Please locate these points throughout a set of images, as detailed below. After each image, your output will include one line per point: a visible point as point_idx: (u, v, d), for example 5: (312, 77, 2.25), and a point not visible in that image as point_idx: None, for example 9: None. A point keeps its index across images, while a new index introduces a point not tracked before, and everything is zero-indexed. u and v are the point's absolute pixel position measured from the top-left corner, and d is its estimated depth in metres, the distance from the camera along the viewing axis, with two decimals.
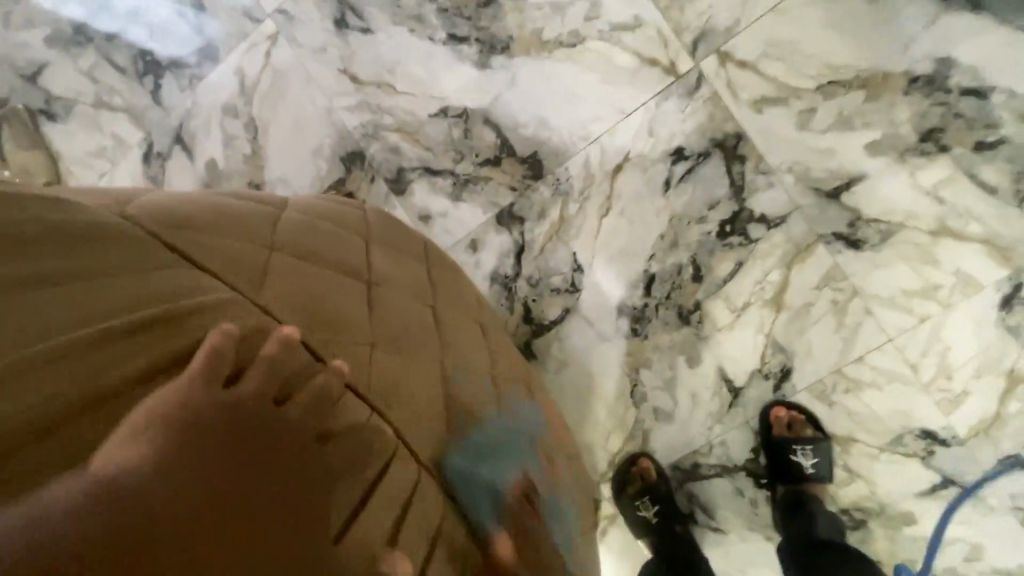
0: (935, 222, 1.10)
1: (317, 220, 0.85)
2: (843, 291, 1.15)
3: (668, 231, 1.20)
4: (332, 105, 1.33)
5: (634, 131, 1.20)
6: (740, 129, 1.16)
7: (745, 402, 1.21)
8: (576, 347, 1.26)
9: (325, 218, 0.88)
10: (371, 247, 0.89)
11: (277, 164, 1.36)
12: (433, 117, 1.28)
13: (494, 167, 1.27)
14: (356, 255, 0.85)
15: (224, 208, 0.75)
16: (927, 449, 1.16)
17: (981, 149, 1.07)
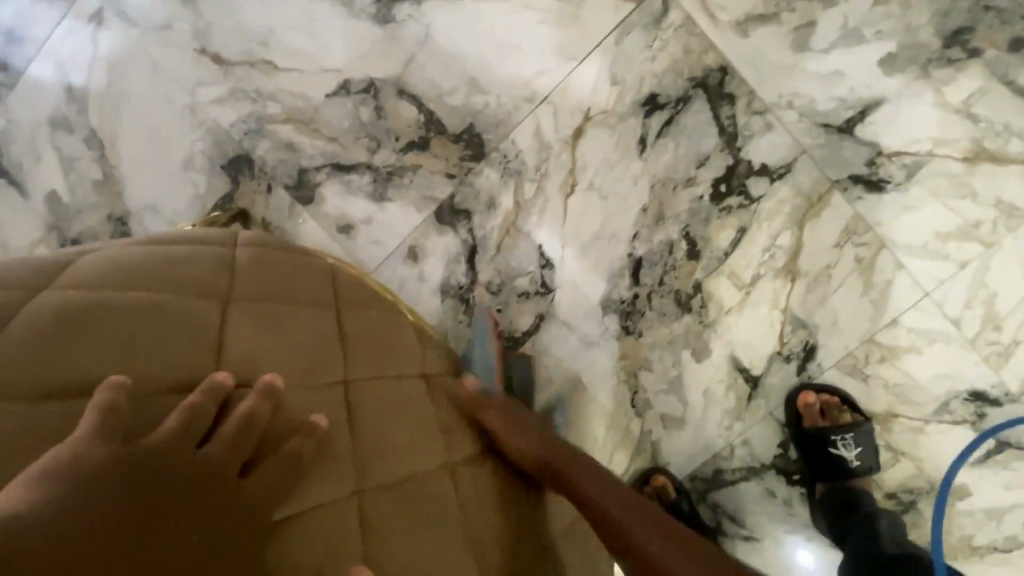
0: (968, 146, 0.90)
1: (112, 311, 0.53)
2: (869, 245, 0.94)
3: (649, 201, 0.96)
4: (196, 98, 1.01)
5: (592, 81, 0.94)
6: (723, 62, 0.92)
7: (767, 391, 1.01)
8: (559, 359, 1.03)
9: (134, 294, 0.55)
10: (285, 279, 0.65)
11: (140, 186, 1.03)
12: (332, 97, 0.98)
13: (422, 151, 0.99)
14: (184, 348, 0.54)
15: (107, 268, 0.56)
16: (977, 412, 0.98)
17: (1018, 48, 0.87)
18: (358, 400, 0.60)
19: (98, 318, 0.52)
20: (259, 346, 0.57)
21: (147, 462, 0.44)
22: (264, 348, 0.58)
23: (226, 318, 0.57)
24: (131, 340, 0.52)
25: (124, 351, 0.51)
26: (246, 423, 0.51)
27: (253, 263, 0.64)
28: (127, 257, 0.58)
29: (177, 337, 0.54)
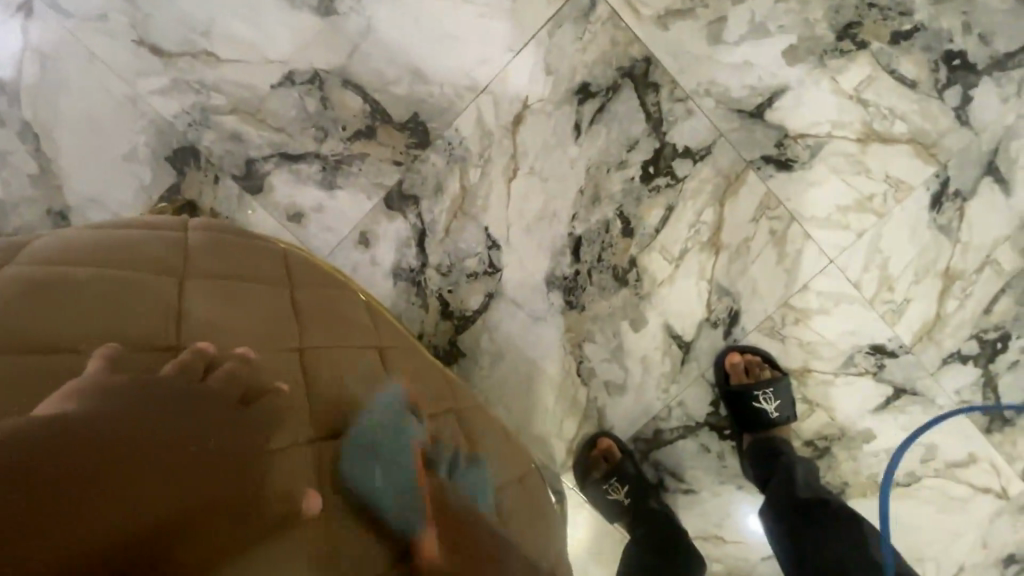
0: (861, 128, 1.02)
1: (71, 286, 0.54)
2: (781, 218, 1.05)
3: (586, 183, 1.04)
4: (137, 90, 1.01)
5: (528, 71, 1.00)
6: (648, 53, 1.00)
7: (697, 354, 1.11)
8: (508, 335, 1.09)
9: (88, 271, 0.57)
10: (240, 264, 0.68)
11: (80, 179, 1.02)
12: (277, 87, 1.00)
13: (368, 139, 1.02)
14: (138, 315, 0.55)
15: (78, 250, 0.59)
16: (877, 363, 1.11)
17: (898, 40, 0.99)
18: (316, 364, 0.62)
19: (56, 291, 0.53)
20: (217, 316, 0.59)
21: (133, 398, 0.46)
22: (229, 317, 0.60)
23: (181, 294, 0.59)
24: (87, 309, 0.53)
25: (102, 319, 0.53)
26: (231, 377, 0.53)
27: (208, 250, 0.66)
28: (93, 239, 0.61)
29: (132, 306, 0.55)
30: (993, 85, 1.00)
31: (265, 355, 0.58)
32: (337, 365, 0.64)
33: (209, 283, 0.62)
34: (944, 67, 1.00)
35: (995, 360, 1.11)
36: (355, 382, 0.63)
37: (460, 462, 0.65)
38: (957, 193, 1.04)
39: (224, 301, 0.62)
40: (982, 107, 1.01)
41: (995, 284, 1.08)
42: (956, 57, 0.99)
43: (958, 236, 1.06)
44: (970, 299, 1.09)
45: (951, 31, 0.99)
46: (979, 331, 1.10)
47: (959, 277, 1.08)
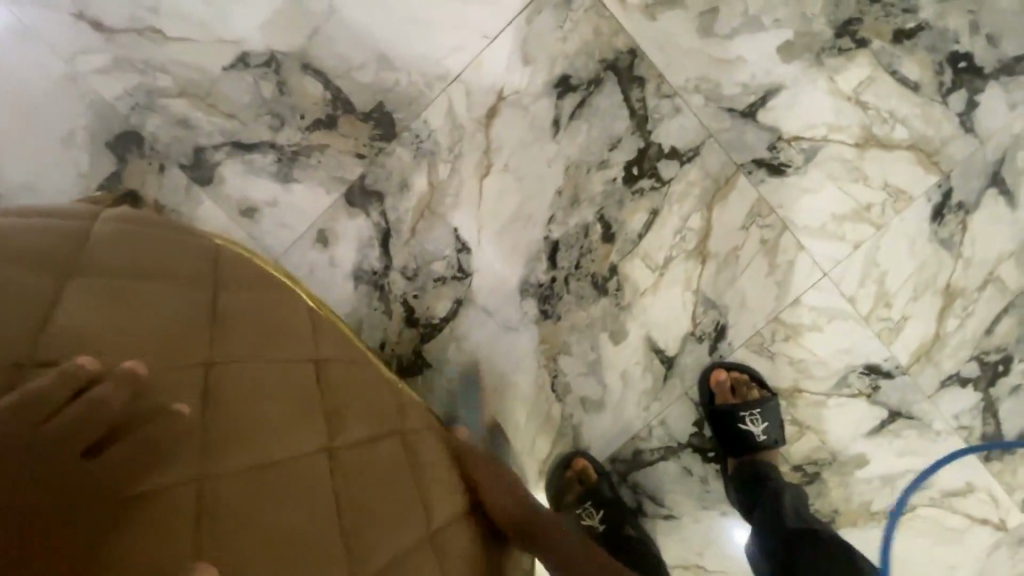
0: (860, 132, 0.95)
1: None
2: (773, 226, 0.98)
3: (565, 183, 0.96)
4: (76, 68, 0.92)
5: (504, 60, 0.93)
6: (633, 45, 0.93)
7: (681, 371, 1.04)
8: (477, 346, 1.01)
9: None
10: (150, 260, 0.59)
11: (9, 164, 0.93)
12: (230, 70, 0.92)
13: (329, 130, 0.94)
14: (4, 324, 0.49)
15: None
16: (872, 385, 1.04)
17: (900, 39, 0.92)
18: (226, 385, 0.55)
19: None
20: (107, 328, 0.53)
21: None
22: (122, 328, 0.53)
23: (63, 300, 0.52)
24: None
25: None
26: (95, 406, 0.47)
27: (109, 243, 0.58)
28: None
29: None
30: (999, 90, 0.94)
31: (162, 376, 0.53)
32: (256, 384, 0.57)
33: (105, 284, 0.55)
34: (949, 69, 0.93)
35: (996, 384, 1.04)
36: (275, 404, 0.57)
37: (388, 500, 0.58)
38: (960, 204, 0.98)
39: (121, 307, 0.54)
40: (989, 113, 0.94)
41: (997, 303, 1.01)
42: (962, 59, 0.93)
43: (959, 251, 0.99)
44: (971, 318, 1.02)
45: (957, 31, 0.92)
46: (980, 353, 1.03)
47: (959, 294, 1.01)
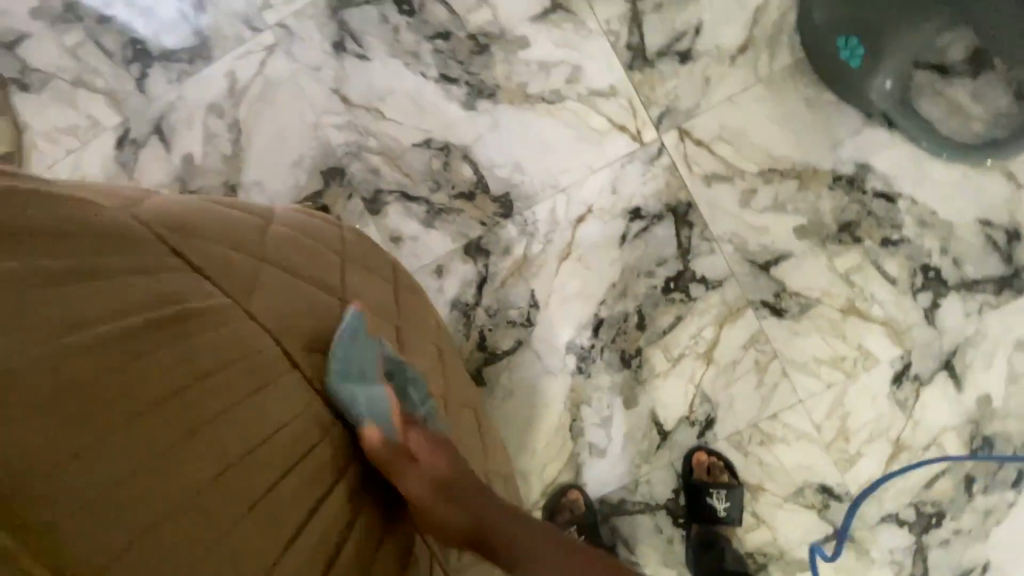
0: (845, 302, 1.27)
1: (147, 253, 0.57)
2: (766, 352, 1.29)
3: (619, 279, 1.31)
4: (319, 120, 1.38)
5: (599, 187, 1.32)
6: (691, 199, 1.30)
7: (672, 444, 1.31)
8: (524, 379, 1.33)
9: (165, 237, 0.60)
10: (366, 256, 0.93)
11: (256, 168, 1.38)
12: (416, 146, 1.35)
13: (467, 201, 1.35)
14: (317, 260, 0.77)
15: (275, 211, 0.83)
16: (823, 502, 1.28)
17: (886, 245, 1.26)
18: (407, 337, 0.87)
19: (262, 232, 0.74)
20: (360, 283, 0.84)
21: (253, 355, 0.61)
22: (368, 284, 0.86)
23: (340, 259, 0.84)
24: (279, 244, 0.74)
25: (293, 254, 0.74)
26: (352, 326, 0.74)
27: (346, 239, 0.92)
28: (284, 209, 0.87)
29: (315, 251, 0.78)
30: (959, 299, 1.24)
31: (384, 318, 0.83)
32: (419, 344, 0.89)
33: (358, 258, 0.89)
34: (920, 275, 1.25)
35: (929, 532, 1.26)
36: (426, 359, 0.89)
37: (473, 440, 0.90)
38: (916, 377, 1.25)
39: (364, 273, 0.87)
40: (947, 314, 1.25)
41: (938, 464, 1.25)
42: (931, 270, 1.25)
43: (911, 412, 1.26)
44: (915, 471, 1.26)
45: (930, 250, 1.25)
46: (918, 502, 1.26)
47: (907, 448, 1.26)
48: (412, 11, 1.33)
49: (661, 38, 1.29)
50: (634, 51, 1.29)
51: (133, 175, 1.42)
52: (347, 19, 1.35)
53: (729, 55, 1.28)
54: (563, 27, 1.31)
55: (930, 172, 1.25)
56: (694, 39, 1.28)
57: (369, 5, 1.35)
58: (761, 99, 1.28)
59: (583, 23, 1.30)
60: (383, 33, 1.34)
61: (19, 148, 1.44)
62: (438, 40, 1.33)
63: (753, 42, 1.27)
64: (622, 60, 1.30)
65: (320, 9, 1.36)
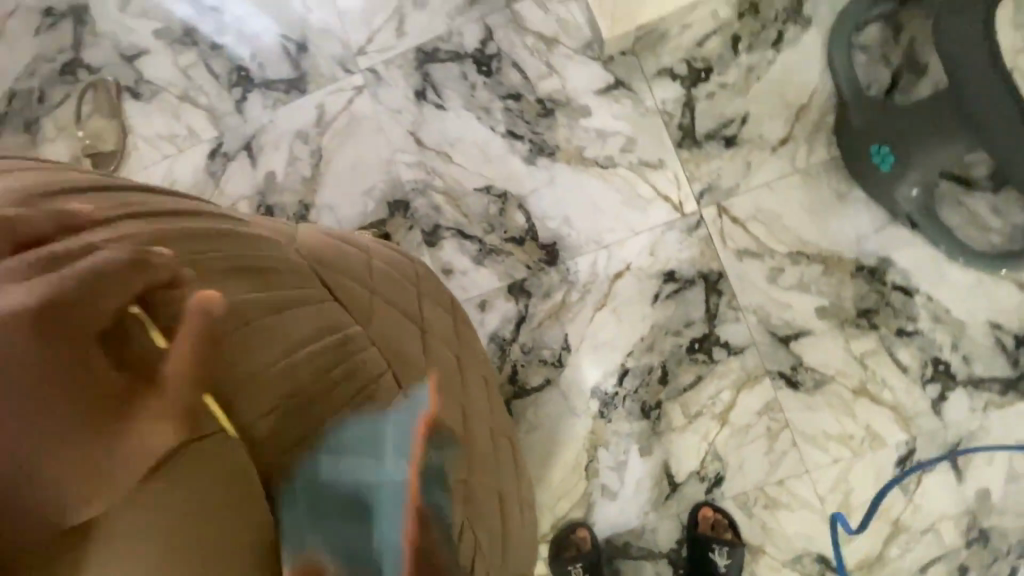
0: (857, 383, 1.35)
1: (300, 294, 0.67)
2: (779, 421, 1.37)
3: (648, 334, 1.42)
4: (392, 156, 1.52)
5: (639, 248, 1.44)
6: (723, 269, 1.41)
7: (681, 496, 1.39)
8: (548, 415, 1.43)
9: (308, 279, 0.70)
10: (434, 289, 1.04)
11: (330, 192, 1.53)
12: (477, 190, 1.49)
13: (516, 245, 1.47)
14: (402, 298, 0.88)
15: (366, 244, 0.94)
16: (820, 571, 1.33)
17: (901, 335, 1.35)
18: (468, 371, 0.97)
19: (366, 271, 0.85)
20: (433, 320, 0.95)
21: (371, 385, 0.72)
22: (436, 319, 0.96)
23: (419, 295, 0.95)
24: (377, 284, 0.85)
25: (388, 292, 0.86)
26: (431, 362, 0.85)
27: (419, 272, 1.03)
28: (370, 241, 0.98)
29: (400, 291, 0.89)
30: (966, 394, 1.32)
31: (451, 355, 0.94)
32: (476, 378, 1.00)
33: (429, 294, 1.00)
34: (931, 367, 1.34)
35: None
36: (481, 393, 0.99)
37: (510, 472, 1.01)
38: (919, 462, 1.33)
39: (435, 310, 0.98)
40: (953, 407, 1.32)
41: (934, 549, 1.31)
42: (942, 364, 1.33)
43: (912, 496, 1.32)
44: (911, 553, 1.32)
45: (941, 344, 1.34)
46: None
47: (906, 529, 1.32)
48: (489, 72, 1.49)
49: (710, 123, 1.43)
50: (685, 131, 1.43)
51: (219, 184, 1.57)
52: (431, 72, 1.51)
53: (771, 145, 1.41)
54: (623, 102, 1.45)
55: (948, 273, 1.35)
56: (740, 127, 1.42)
57: (452, 62, 1.51)
58: (796, 188, 1.40)
59: (641, 101, 1.45)
60: (461, 88, 1.50)
61: (124, 148, 1.61)
62: (509, 100, 1.49)
63: (794, 136, 1.40)
64: (672, 137, 1.44)
65: (408, 61, 1.52)
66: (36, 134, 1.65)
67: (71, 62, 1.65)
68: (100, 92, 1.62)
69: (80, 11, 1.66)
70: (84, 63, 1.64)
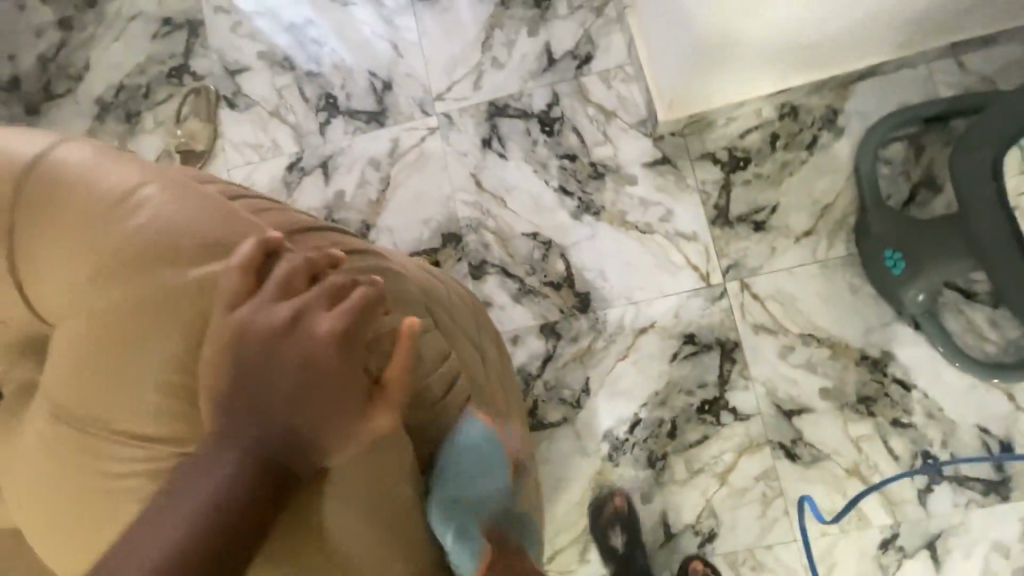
0: (851, 464, 1.46)
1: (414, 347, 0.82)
2: (774, 488, 1.47)
3: (662, 389, 1.54)
4: (453, 193, 1.68)
5: (664, 309, 1.57)
6: (739, 340, 1.54)
7: (674, 546, 1.47)
8: (561, 450, 1.54)
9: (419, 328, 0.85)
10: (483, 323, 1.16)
11: (392, 216, 1.69)
12: (525, 235, 1.64)
13: (553, 289, 1.61)
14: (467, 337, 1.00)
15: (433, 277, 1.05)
16: None
17: (895, 424, 1.46)
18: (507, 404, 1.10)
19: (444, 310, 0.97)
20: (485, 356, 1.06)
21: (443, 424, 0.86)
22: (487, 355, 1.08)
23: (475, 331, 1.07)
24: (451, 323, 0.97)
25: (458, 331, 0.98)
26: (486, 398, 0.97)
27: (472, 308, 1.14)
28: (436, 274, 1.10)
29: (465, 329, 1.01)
30: (951, 490, 1.42)
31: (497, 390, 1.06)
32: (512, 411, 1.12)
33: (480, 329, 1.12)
34: (920, 458, 1.44)
35: None
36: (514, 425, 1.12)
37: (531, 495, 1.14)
38: (901, 547, 1.41)
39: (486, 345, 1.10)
40: (937, 499, 1.42)
41: None
42: (930, 457, 1.44)
43: None
44: None
45: (932, 439, 1.45)
46: None
47: None
48: (551, 132, 1.67)
49: (743, 207, 1.58)
50: (719, 211, 1.59)
51: (292, 194, 1.73)
52: (499, 125, 1.69)
53: (795, 235, 1.56)
54: (667, 177, 1.61)
55: (945, 374, 1.47)
56: (769, 215, 1.57)
57: (519, 119, 1.68)
58: (814, 276, 1.54)
59: (683, 178, 1.61)
60: (524, 142, 1.67)
61: (212, 150, 1.78)
62: (565, 159, 1.65)
63: (816, 230, 1.55)
64: (707, 214, 1.59)
65: (480, 112, 1.70)
66: (136, 125, 1.83)
67: (178, 67, 1.84)
68: (201, 97, 1.80)
69: (195, 25, 1.86)
70: (190, 70, 1.83)
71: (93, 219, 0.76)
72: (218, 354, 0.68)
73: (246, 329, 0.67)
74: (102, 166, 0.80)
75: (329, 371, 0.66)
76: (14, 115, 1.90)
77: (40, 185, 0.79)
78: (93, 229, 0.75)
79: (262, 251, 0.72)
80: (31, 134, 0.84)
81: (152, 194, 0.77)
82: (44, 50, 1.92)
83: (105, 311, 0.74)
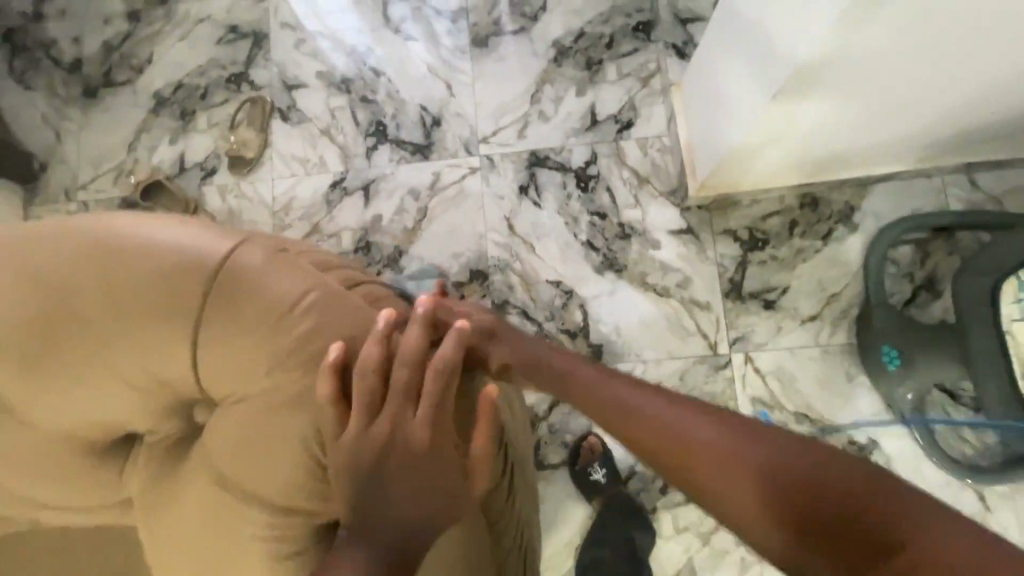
0: None
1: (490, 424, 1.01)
2: (752, 554, 1.55)
3: None
4: (486, 232, 1.77)
5: (671, 370, 1.65)
6: (736, 409, 1.63)
7: None
8: (557, 492, 1.61)
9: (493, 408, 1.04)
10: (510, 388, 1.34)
11: (424, 246, 1.77)
12: (548, 282, 1.72)
13: (569, 337, 1.69)
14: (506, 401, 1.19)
15: None
16: None
17: None
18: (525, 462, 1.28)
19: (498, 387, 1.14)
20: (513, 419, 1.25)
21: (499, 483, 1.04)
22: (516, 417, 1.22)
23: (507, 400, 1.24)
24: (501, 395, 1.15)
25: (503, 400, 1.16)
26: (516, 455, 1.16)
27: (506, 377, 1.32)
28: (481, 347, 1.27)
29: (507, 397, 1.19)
30: None
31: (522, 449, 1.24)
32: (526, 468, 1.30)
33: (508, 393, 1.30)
34: None
35: None
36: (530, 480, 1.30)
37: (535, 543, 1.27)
38: None
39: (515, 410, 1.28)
40: None
41: None
42: None
43: None
44: None
45: None
46: None
47: None
48: (586, 189, 1.76)
49: (756, 284, 1.68)
50: (733, 285, 1.69)
51: (332, 211, 1.81)
52: (537, 174, 1.78)
53: (801, 318, 1.66)
54: (689, 246, 1.71)
55: (923, 468, 1.57)
56: (780, 296, 1.67)
57: (557, 171, 1.78)
58: (814, 359, 1.64)
59: (704, 250, 1.71)
60: (559, 194, 1.77)
61: (261, 158, 1.86)
62: (596, 216, 1.74)
63: (822, 316, 1.65)
64: (722, 287, 1.69)
65: (522, 159, 1.79)
66: (189, 124, 1.91)
67: (238, 74, 1.92)
68: (257, 106, 1.88)
69: (260, 36, 1.94)
70: (250, 79, 1.91)
71: (266, 321, 0.90)
72: (352, 455, 0.88)
73: (380, 434, 0.88)
74: (273, 274, 0.93)
75: (436, 469, 0.88)
76: (72, 96, 1.96)
77: (221, 287, 0.91)
78: (262, 334, 0.90)
79: (405, 362, 0.89)
80: (206, 231, 0.96)
81: (315, 303, 0.92)
82: (108, 37, 1.99)
83: (273, 405, 0.91)
